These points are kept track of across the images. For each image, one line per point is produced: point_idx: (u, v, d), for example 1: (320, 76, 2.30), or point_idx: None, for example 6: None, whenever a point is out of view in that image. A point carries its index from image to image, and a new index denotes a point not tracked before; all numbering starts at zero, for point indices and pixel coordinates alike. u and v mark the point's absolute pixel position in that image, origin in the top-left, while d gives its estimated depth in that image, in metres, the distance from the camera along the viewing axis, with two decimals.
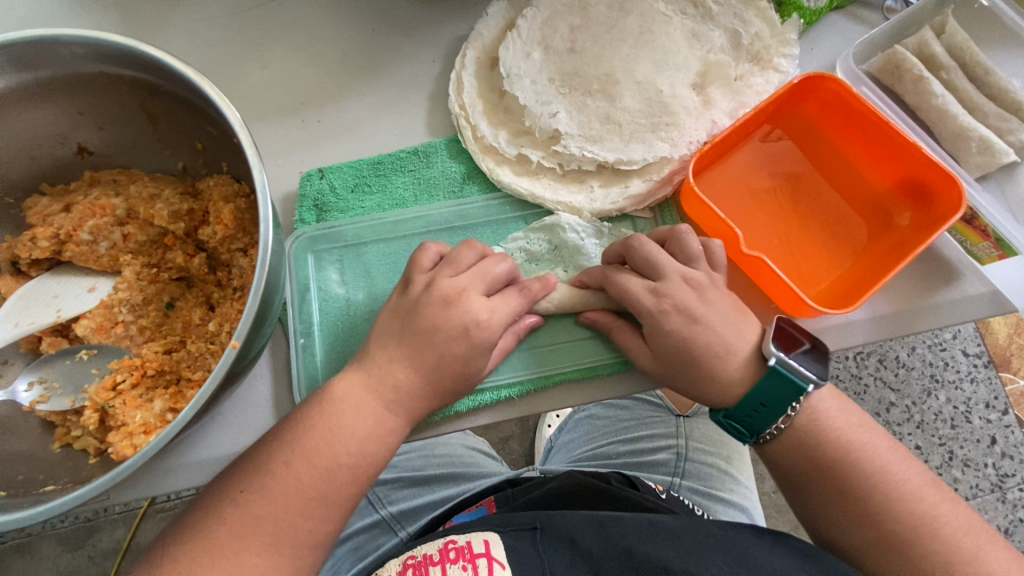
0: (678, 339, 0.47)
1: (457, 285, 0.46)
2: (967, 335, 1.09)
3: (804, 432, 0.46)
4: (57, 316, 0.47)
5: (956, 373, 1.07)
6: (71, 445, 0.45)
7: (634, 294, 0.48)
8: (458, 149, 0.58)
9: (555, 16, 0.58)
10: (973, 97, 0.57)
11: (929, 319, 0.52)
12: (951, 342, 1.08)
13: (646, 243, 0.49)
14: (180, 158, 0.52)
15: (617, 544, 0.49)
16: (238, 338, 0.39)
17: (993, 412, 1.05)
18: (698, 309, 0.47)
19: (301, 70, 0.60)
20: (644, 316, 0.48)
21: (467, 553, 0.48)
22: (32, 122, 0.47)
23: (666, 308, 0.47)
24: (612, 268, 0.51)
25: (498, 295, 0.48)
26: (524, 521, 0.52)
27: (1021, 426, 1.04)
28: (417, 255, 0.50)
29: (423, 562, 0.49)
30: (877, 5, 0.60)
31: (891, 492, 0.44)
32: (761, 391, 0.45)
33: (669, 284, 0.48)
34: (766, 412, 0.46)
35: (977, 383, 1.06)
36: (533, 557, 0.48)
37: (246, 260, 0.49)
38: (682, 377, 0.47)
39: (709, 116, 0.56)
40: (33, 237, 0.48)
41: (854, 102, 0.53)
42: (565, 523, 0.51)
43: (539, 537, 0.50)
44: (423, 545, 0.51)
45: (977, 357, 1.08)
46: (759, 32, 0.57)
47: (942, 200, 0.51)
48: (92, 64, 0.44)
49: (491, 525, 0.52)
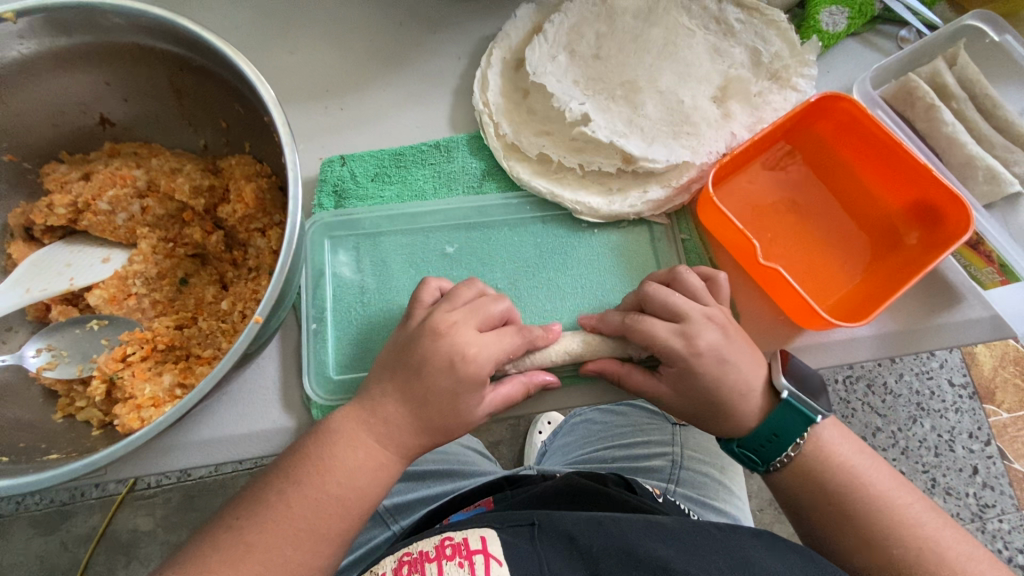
0: (711, 382, 0.46)
1: (448, 318, 0.45)
2: (953, 365, 1.11)
3: (816, 457, 0.48)
4: (70, 284, 0.46)
5: (941, 403, 1.09)
6: (73, 416, 0.45)
7: (662, 342, 0.47)
8: (480, 145, 0.59)
9: (582, 22, 0.59)
10: (982, 127, 0.59)
11: (932, 338, 0.53)
12: (938, 371, 1.10)
13: (690, 277, 0.50)
14: (202, 135, 0.52)
15: (615, 542, 0.49)
16: (259, 314, 0.40)
17: (976, 442, 1.07)
18: (727, 349, 0.47)
19: (328, 57, 0.60)
20: (677, 361, 0.47)
21: (463, 550, 0.48)
22: (59, 89, 0.47)
23: (698, 348, 0.46)
24: (643, 291, 0.50)
25: (491, 333, 0.46)
26: (522, 517, 0.52)
27: (1002, 457, 1.06)
28: (418, 291, 0.49)
29: (418, 559, 0.48)
30: (892, 34, 0.63)
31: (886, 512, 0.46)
32: (776, 423, 0.47)
33: (695, 325, 0.47)
34: (778, 442, 0.48)
35: (961, 413, 1.08)
36: (528, 555, 0.48)
37: (264, 241, 0.49)
38: (709, 420, 0.48)
39: (728, 129, 0.57)
40: (50, 204, 0.48)
41: (868, 123, 0.54)
42: (563, 519, 0.51)
43: (537, 535, 0.50)
44: (420, 541, 0.51)
45: (963, 388, 1.10)
46: (779, 52, 0.58)
47: (951, 223, 0.53)
48: (128, 34, 0.44)
49: (487, 520, 0.52)
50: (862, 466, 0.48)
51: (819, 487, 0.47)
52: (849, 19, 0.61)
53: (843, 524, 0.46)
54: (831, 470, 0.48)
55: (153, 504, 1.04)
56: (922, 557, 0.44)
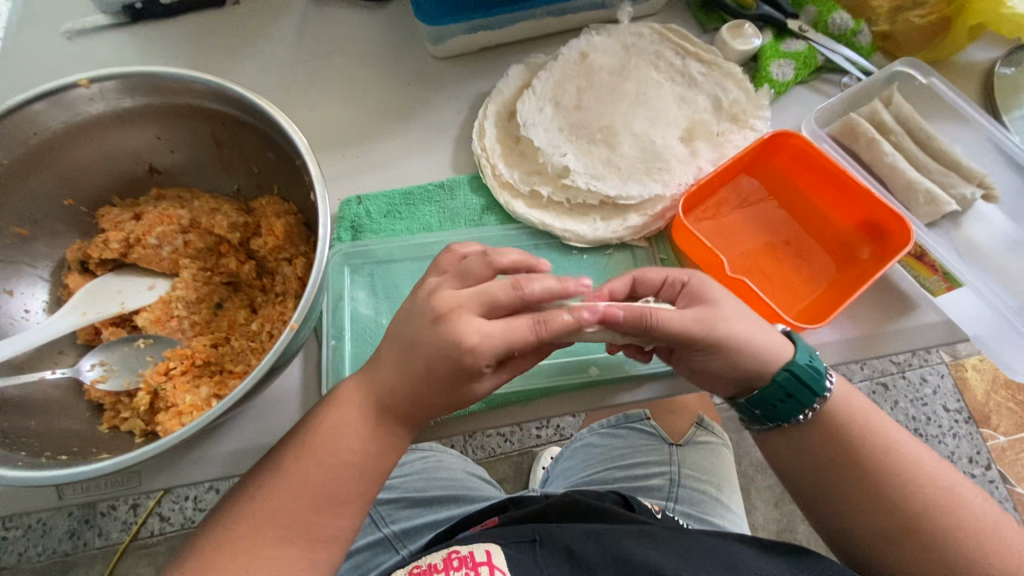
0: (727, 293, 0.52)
1: (452, 301, 0.45)
2: (946, 392, 1.20)
3: (835, 429, 0.50)
4: (121, 307, 0.53)
5: (938, 428, 1.17)
6: (118, 427, 0.50)
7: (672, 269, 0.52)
8: (479, 184, 0.66)
9: (564, 79, 0.69)
10: (919, 157, 0.67)
11: (892, 341, 0.59)
12: (932, 398, 1.19)
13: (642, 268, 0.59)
14: (236, 180, 0.60)
15: (610, 552, 0.52)
16: (295, 321, 0.46)
17: (977, 466, 1.14)
18: None
19: (346, 114, 0.69)
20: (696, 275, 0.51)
21: (470, 562, 0.52)
22: (119, 143, 0.55)
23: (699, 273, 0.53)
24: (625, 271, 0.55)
25: (497, 321, 0.45)
26: (524, 533, 0.56)
27: (1004, 481, 1.14)
28: (443, 256, 0.51)
29: (429, 569, 0.53)
30: (835, 81, 0.73)
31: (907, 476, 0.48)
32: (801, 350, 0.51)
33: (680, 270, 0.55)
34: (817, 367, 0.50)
35: (959, 437, 1.16)
36: (531, 569, 0.52)
37: (290, 269, 0.55)
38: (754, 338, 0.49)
39: (695, 164, 0.65)
40: (105, 240, 0.55)
41: (815, 155, 0.62)
42: (562, 535, 0.55)
43: (538, 549, 0.53)
44: (428, 555, 0.56)
45: (958, 413, 1.18)
46: (736, 99, 0.67)
47: (895, 238, 0.60)
48: (181, 96, 0.52)
49: (493, 536, 0.56)
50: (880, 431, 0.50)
51: (841, 456, 0.50)
52: (795, 70, 0.71)
53: (872, 492, 0.48)
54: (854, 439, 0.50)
55: (154, 554, 1.04)
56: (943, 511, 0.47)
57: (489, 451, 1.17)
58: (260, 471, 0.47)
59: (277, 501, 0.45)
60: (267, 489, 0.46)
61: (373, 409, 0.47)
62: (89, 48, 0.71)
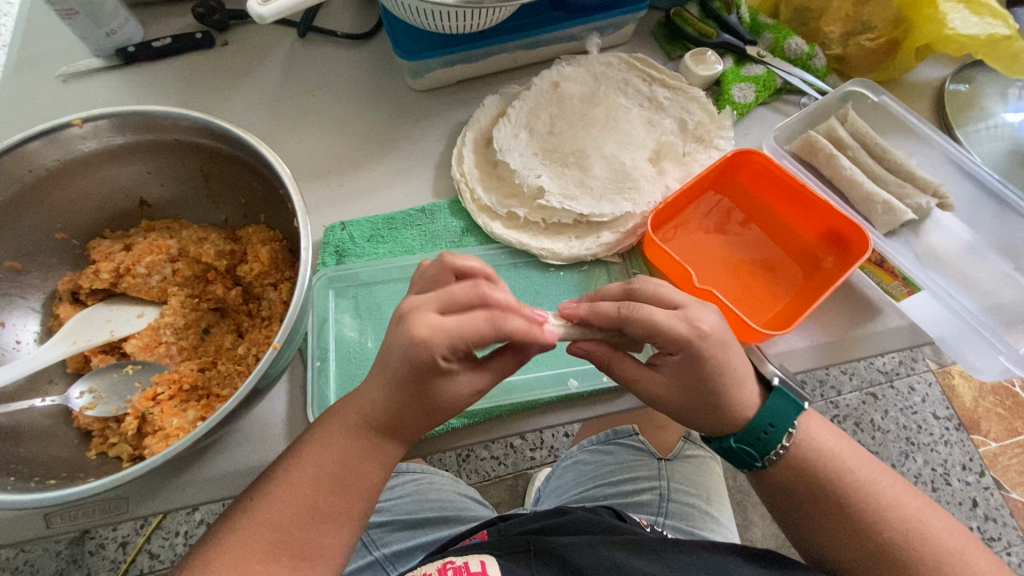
0: (716, 368, 0.49)
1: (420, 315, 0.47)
2: (935, 399, 1.22)
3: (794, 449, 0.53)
4: (110, 335, 0.55)
5: (930, 436, 1.18)
6: (105, 452, 0.51)
7: (667, 325, 0.49)
8: (460, 208, 0.69)
9: (538, 107, 0.72)
10: (877, 170, 0.71)
11: (861, 346, 0.61)
12: (921, 406, 1.21)
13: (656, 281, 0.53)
14: (224, 211, 0.62)
15: (604, 562, 0.52)
16: (279, 341, 0.48)
17: (971, 474, 1.15)
18: (729, 336, 0.51)
19: (332, 145, 0.72)
20: (682, 344, 0.49)
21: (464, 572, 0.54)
22: (111, 178, 0.58)
23: (703, 332, 0.49)
24: (633, 281, 0.54)
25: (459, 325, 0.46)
26: (520, 541, 0.56)
27: (999, 487, 1.14)
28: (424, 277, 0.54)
29: None
30: (794, 102, 0.77)
31: (862, 493, 0.51)
32: (771, 413, 0.52)
33: (693, 310, 0.50)
34: (774, 432, 0.52)
35: (951, 445, 1.18)
36: None
37: (275, 294, 0.57)
38: (704, 410, 0.51)
39: (663, 182, 0.68)
40: (96, 270, 0.57)
41: (776, 171, 0.66)
42: (557, 543, 0.55)
43: (532, 560, 0.54)
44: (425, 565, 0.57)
45: (948, 420, 1.20)
46: (701, 121, 0.71)
47: (855, 246, 0.63)
48: (170, 132, 0.55)
49: (487, 546, 0.57)
50: (835, 450, 0.53)
51: (798, 475, 0.53)
52: (756, 92, 0.75)
53: (830, 507, 0.51)
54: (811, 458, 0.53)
55: None
56: (895, 526, 0.50)
57: (483, 475, 1.17)
58: (247, 493, 0.48)
59: (265, 521, 0.46)
60: (254, 509, 0.47)
61: (356, 427, 0.48)
62: (84, 89, 0.75)
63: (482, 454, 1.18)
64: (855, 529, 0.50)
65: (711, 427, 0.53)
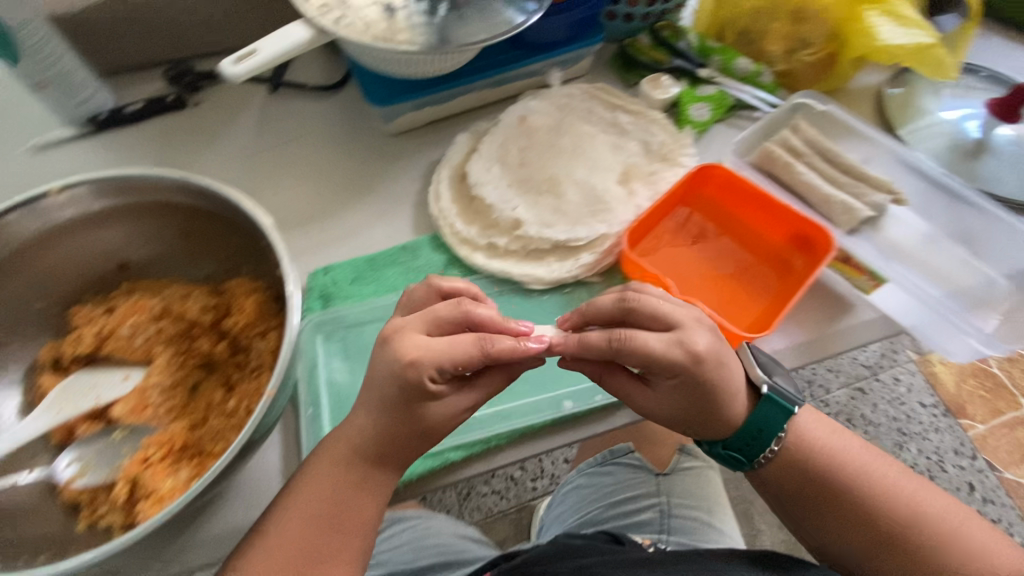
0: (712, 386, 0.50)
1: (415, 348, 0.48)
2: (920, 388, 1.25)
3: (798, 448, 0.53)
4: (96, 401, 0.54)
5: (920, 425, 1.21)
6: (95, 523, 0.49)
7: (659, 351, 0.49)
8: (440, 243, 0.71)
9: (508, 141, 0.75)
10: (833, 173, 0.74)
11: (838, 341, 0.64)
12: (908, 397, 1.24)
13: (649, 297, 0.52)
14: (205, 266, 0.63)
15: None
16: (271, 389, 0.48)
17: (964, 458, 1.18)
18: (722, 349, 0.51)
19: (311, 193, 0.74)
20: (678, 368, 0.49)
21: None
22: (91, 243, 0.58)
23: (697, 353, 0.49)
24: (626, 298, 0.52)
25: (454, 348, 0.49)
26: None
27: (993, 469, 1.17)
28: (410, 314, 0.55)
29: None
30: (748, 117, 0.81)
31: (873, 484, 0.52)
32: (760, 420, 0.52)
33: (688, 329, 0.50)
34: (762, 437, 0.53)
35: (941, 432, 1.20)
36: None
37: (263, 343, 0.57)
38: (699, 421, 0.52)
39: (634, 202, 0.71)
40: (78, 336, 0.57)
41: (738, 182, 0.69)
42: None
43: None
44: None
45: (935, 408, 1.23)
46: (663, 141, 0.75)
47: (819, 245, 0.66)
48: (148, 193, 0.56)
49: None
50: (838, 445, 0.54)
51: (805, 476, 0.53)
52: (711, 111, 0.79)
53: (842, 503, 0.52)
54: (816, 456, 0.53)
55: None
56: (906, 514, 0.51)
57: (486, 512, 1.15)
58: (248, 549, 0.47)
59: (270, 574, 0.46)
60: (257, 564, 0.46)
61: (356, 468, 0.49)
62: (55, 159, 0.75)
63: (484, 489, 1.16)
64: (870, 521, 0.51)
65: (707, 436, 0.53)
